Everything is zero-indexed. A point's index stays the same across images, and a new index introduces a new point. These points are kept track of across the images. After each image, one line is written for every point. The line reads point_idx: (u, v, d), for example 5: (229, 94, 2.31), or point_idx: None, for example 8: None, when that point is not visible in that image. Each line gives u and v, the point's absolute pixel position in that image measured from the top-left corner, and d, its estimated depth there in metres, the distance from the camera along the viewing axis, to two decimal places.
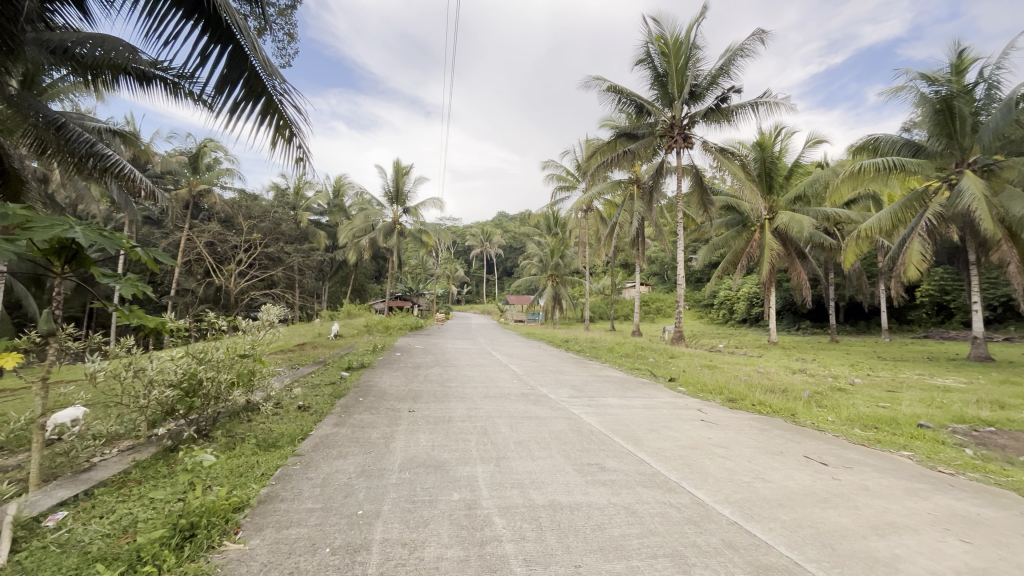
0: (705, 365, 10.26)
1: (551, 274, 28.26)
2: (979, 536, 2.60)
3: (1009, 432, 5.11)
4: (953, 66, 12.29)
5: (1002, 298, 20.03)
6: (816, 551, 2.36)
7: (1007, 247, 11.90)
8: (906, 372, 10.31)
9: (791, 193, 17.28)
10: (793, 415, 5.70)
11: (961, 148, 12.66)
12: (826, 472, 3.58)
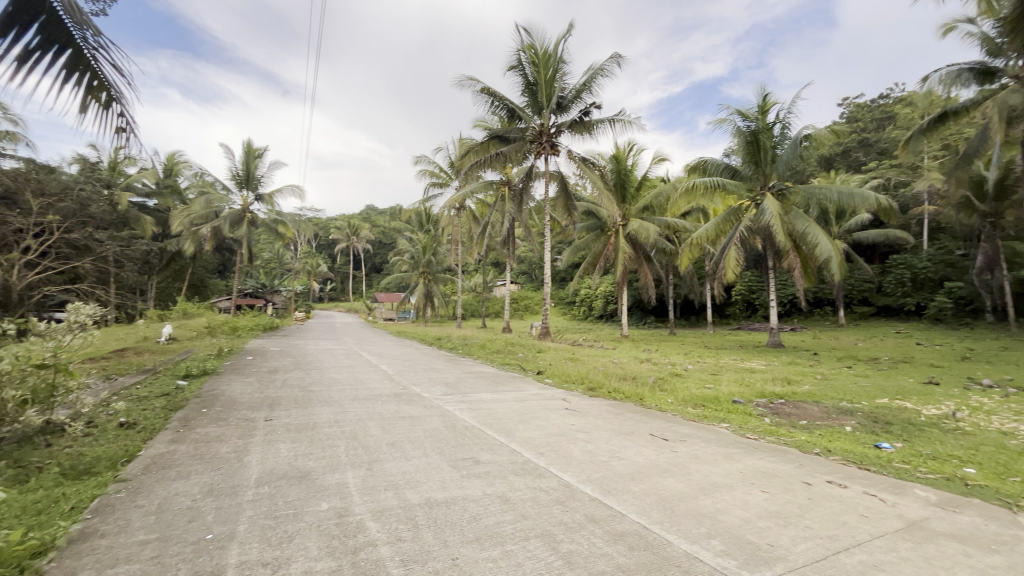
0: (568, 358, 11.10)
1: (423, 271, 27.81)
2: (773, 486, 3.27)
3: (793, 402, 6.49)
4: (759, 106, 15.03)
5: (789, 297, 25.18)
6: (660, 515, 2.73)
7: (792, 256, 14.89)
8: (724, 358, 12.34)
9: (640, 203, 19.50)
10: (642, 399, 6.49)
11: (764, 174, 15.56)
12: (666, 446, 4.14)
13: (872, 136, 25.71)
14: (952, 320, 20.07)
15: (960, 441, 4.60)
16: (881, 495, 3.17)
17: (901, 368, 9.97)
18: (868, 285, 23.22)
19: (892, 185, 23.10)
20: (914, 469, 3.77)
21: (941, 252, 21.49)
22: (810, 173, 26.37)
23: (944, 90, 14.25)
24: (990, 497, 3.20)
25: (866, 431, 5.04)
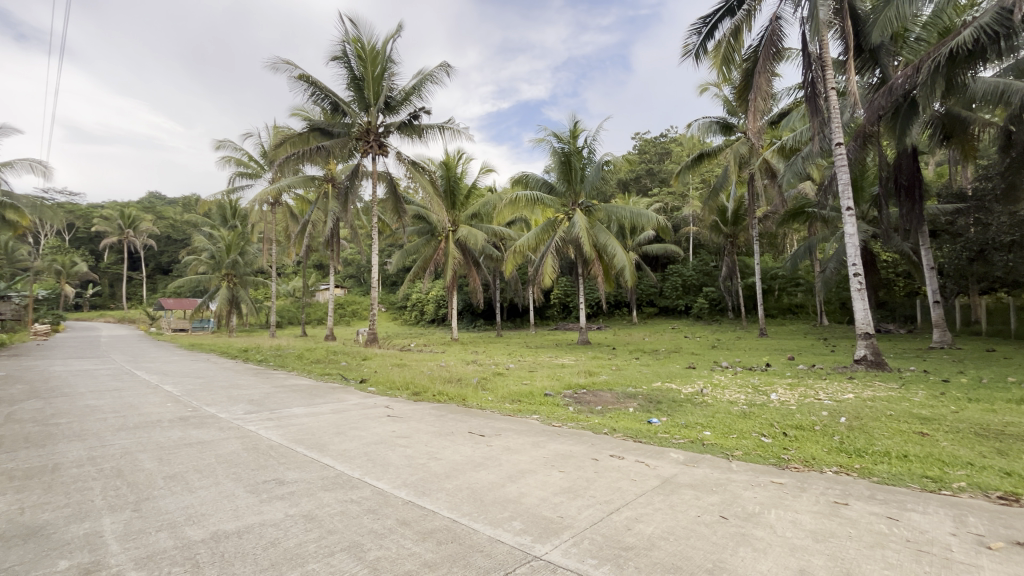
0: (395, 364, 10.86)
1: (226, 273, 24.01)
2: (569, 465, 3.74)
3: (592, 390, 7.51)
4: (571, 131, 16.98)
5: (596, 300, 28.93)
6: (470, 507, 2.89)
7: (596, 265, 17.07)
8: (542, 356, 13.57)
9: (469, 211, 20.22)
10: (464, 399, 6.76)
11: (574, 192, 17.58)
12: (483, 442, 4.39)
13: (656, 166, 31.27)
14: (707, 317, 25.61)
15: (702, 411, 5.91)
16: (647, 461, 3.89)
17: (672, 357, 12.32)
18: (653, 290, 28.09)
19: (669, 209, 28.43)
20: (672, 436, 4.71)
21: (700, 264, 27.23)
22: (611, 193, 30.77)
23: (701, 136, 18.18)
24: (717, 451, 4.19)
25: (643, 410, 6.10)
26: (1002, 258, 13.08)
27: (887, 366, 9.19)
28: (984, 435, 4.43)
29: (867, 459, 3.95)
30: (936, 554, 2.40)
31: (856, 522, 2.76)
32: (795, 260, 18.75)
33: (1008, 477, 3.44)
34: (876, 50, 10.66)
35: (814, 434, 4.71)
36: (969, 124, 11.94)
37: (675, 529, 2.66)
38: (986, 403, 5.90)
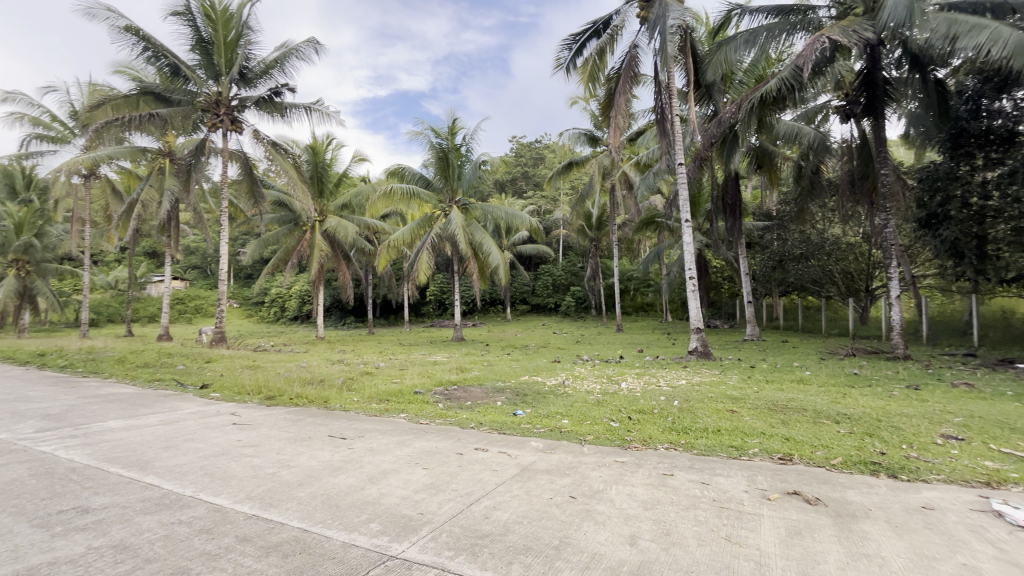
0: (247, 365, 9.78)
1: (15, 258, 19.14)
2: (433, 461, 3.75)
3: (462, 387, 7.60)
4: (449, 127, 16.90)
5: (471, 297, 29.32)
6: (324, 514, 2.74)
7: (471, 263, 17.16)
8: (415, 354, 13.35)
9: (339, 200, 18.94)
10: (326, 401, 6.34)
11: (451, 188, 17.53)
12: (343, 445, 4.17)
13: (531, 170, 32.75)
14: (573, 314, 27.68)
15: (562, 401, 6.36)
16: (509, 451, 4.07)
17: (540, 352, 13.03)
18: (526, 288, 29.44)
19: (541, 211, 29.98)
20: (534, 427, 4.98)
21: (568, 264, 29.19)
22: (488, 193, 31.42)
23: (571, 145, 19.50)
24: (572, 437, 4.55)
25: (510, 403, 6.36)
26: (794, 267, 16.26)
27: (712, 355, 10.81)
28: (773, 409, 5.48)
29: (690, 435, 4.62)
30: (733, 508, 2.92)
31: (678, 489, 3.23)
32: (647, 263, 21.11)
33: (787, 441, 4.32)
34: (711, 87, 12.43)
35: (653, 416, 5.37)
36: (774, 158, 14.60)
37: (529, 513, 2.83)
38: (777, 383, 7.32)
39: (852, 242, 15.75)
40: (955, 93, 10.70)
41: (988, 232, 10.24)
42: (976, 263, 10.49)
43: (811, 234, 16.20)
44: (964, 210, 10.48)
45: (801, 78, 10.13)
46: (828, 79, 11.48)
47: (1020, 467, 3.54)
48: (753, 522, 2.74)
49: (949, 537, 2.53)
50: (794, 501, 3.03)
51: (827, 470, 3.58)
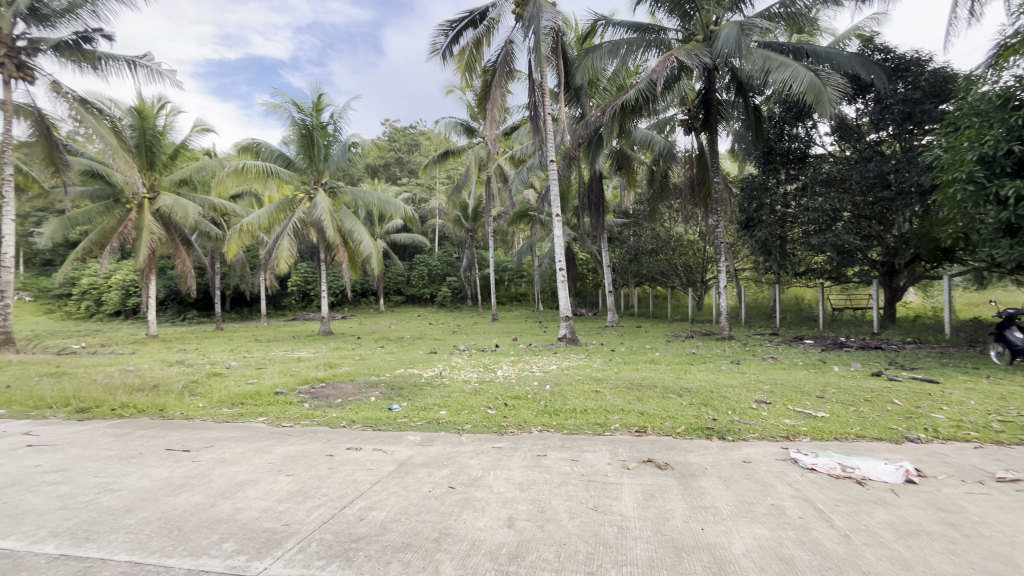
0: (49, 372, 7.93)
1: None
2: (299, 466, 3.44)
3: (331, 383, 7.11)
4: (314, 103, 15.46)
5: (340, 288, 27.55)
6: (161, 541, 2.35)
7: (340, 251, 16.03)
8: (274, 350, 12.09)
9: (176, 175, 16.20)
10: (162, 409, 5.43)
11: (317, 170, 16.13)
12: (186, 458, 3.60)
13: (405, 156, 31.70)
14: (449, 305, 27.70)
15: (440, 392, 6.32)
16: (384, 448, 3.90)
17: (415, 343, 12.77)
18: (400, 279, 28.58)
19: (417, 199, 29.32)
20: (411, 420, 4.87)
21: (444, 255, 29.00)
22: (359, 177, 29.65)
23: (447, 134, 19.30)
24: (450, 427, 4.54)
25: (384, 397, 6.14)
26: (647, 261, 18.38)
27: (579, 341, 11.67)
28: (630, 387, 6.12)
29: (561, 416, 4.94)
30: (598, 480, 3.19)
31: (550, 468, 3.42)
32: (521, 255, 21.91)
33: (642, 415, 4.85)
34: (579, 90, 13.23)
35: (527, 401, 5.62)
36: (631, 162, 16.13)
37: (407, 508, 2.76)
38: (632, 364, 8.20)
39: (691, 240, 18.22)
40: (766, 119, 12.93)
41: (787, 234, 12.63)
42: (779, 260, 12.91)
43: (660, 231, 18.41)
44: (772, 215, 12.79)
45: (654, 91, 11.33)
46: (675, 95, 13.00)
47: (807, 422, 4.46)
48: (616, 490, 3.02)
49: (762, 484, 3.08)
50: (648, 467, 3.42)
51: (673, 438, 4.10)
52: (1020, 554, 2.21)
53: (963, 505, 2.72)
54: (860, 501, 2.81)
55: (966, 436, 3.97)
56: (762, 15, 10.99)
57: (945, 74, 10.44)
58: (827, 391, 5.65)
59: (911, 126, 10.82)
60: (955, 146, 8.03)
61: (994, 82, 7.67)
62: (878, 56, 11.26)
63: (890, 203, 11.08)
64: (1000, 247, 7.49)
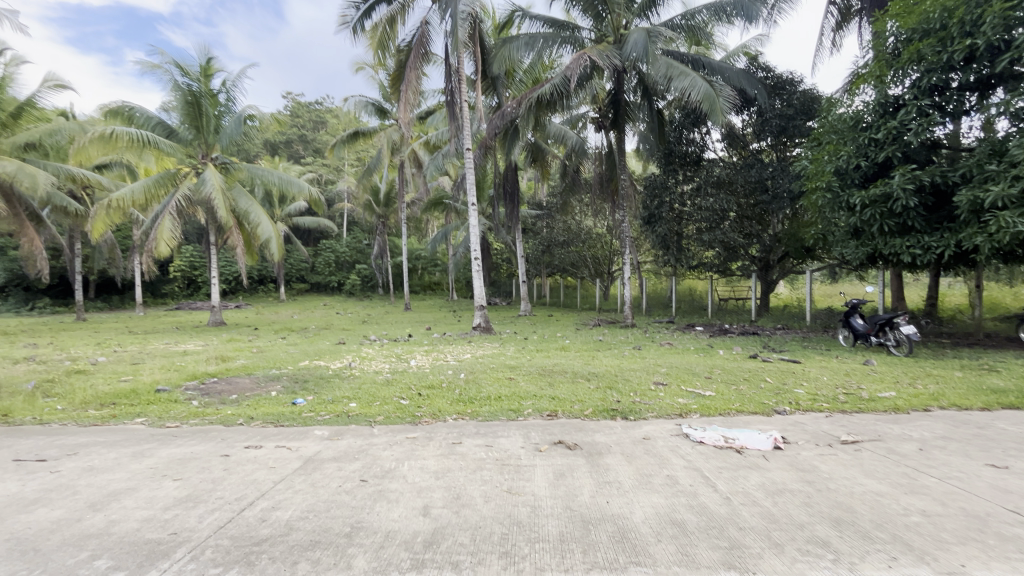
0: None
1: None
2: (188, 470, 3.12)
3: (225, 378, 6.51)
4: (202, 67, 13.78)
5: (234, 274, 25.14)
6: (12, 566, 2.01)
7: (234, 233, 14.59)
8: (153, 343, 10.72)
9: (19, 138, 13.59)
10: (6, 415, 4.59)
11: (206, 143, 14.46)
12: (41, 470, 3.09)
13: (310, 133, 29.54)
14: (359, 293, 26.53)
15: (350, 384, 6.07)
16: (288, 444, 3.67)
17: (321, 334, 12.06)
18: (304, 265, 26.78)
19: (322, 180, 27.56)
20: (317, 414, 4.62)
21: (353, 241, 27.60)
22: (256, 154, 27.09)
23: (357, 114, 18.32)
24: (361, 420, 4.39)
25: (287, 391, 5.75)
26: (559, 252, 19.17)
27: (493, 330, 11.81)
28: (542, 374, 6.35)
29: (475, 403, 5.00)
30: (512, 464, 3.28)
31: (465, 455, 3.45)
32: (435, 244, 21.54)
33: (553, 400, 5.05)
34: (497, 79, 13.21)
35: (441, 390, 5.58)
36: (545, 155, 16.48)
37: (315, 506, 2.63)
38: (544, 351, 8.51)
39: (600, 233, 19.20)
40: (668, 123, 13.96)
41: (683, 230, 13.76)
42: (675, 254, 14.10)
43: (571, 224, 19.16)
44: (670, 212, 13.92)
45: (568, 88, 11.67)
46: (587, 93, 13.48)
47: (697, 400, 4.96)
48: (528, 472, 3.13)
49: (658, 457, 3.37)
50: (559, 449, 3.58)
51: (582, 420, 4.34)
52: (857, 502, 2.65)
53: (817, 465, 3.21)
54: (739, 467, 3.19)
55: (820, 407, 4.67)
56: (667, 24, 11.76)
57: (812, 95, 12.07)
58: (714, 372, 6.32)
59: (785, 138, 12.33)
60: (819, 158, 9.26)
61: (849, 105, 8.95)
62: (761, 73, 12.65)
63: (767, 206, 12.56)
64: (850, 247, 8.80)
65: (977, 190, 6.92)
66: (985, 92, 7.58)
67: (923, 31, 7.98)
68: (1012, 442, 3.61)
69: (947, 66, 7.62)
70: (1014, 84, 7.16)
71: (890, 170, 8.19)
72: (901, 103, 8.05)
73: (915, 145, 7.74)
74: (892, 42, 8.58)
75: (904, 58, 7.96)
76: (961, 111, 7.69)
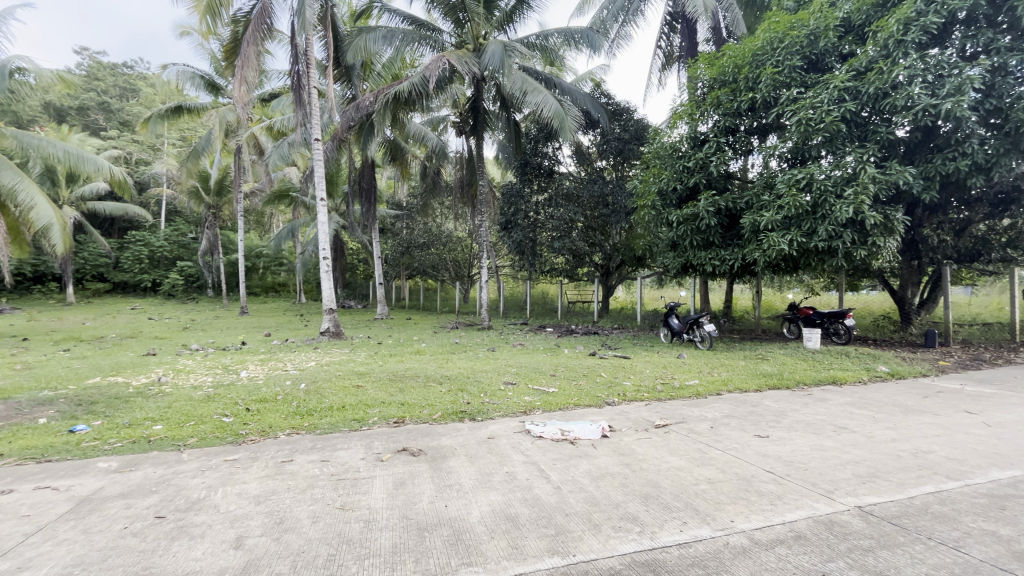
0: None
1: None
2: None
3: None
4: None
5: None
6: None
7: None
8: None
9: None
10: None
11: None
12: None
13: (114, 102, 24.43)
14: (181, 295, 22.70)
15: (156, 403, 5.11)
16: (55, 484, 2.93)
17: (123, 344, 10.00)
18: (104, 261, 22.03)
19: (131, 160, 23.07)
20: (105, 442, 3.79)
21: (174, 234, 23.51)
22: (32, 119, 21.53)
23: (180, 85, 15.71)
24: (167, 445, 3.72)
25: (64, 417, 4.63)
26: (418, 254, 18.86)
27: (343, 335, 11.08)
28: (393, 379, 6.11)
29: (314, 416, 4.59)
30: (349, 477, 3.07)
31: (295, 473, 3.14)
32: (280, 241, 19.52)
33: (402, 406, 4.89)
34: (351, 69, 12.63)
35: (276, 404, 5.01)
36: (405, 154, 16.05)
37: (83, 557, 2.13)
38: (397, 355, 8.28)
39: (460, 237, 19.43)
40: (524, 135, 14.75)
41: (537, 237, 14.58)
42: (529, 260, 14.98)
43: (431, 226, 19.01)
44: (526, 220, 14.74)
45: (427, 88, 11.54)
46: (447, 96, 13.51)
47: (541, 397, 5.27)
48: (366, 485, 2.95)
49: (500, 455, 3.48)
50: (402, 456, 3.47)
51: (429, 424, 4.29)
52: (661, 478, 3.05)
53: (634, 448, 3.63)
54: (571, 457, 3.44)
55: (642, 397, 5.32)
56: (522, 41, 12.38)
57: (643, 124, 13.84)
58: (558, 370, 6.81)
59: (623, 159, 13.86)
60: (646, 179, 10.63)
61: (669, 136, 10.47)
62: (604, 100, 14.07)
63: (608, 219, 13.98)
64: (669, 257, 10.27)
65: (756, 215, 8.62)
66: (763, 137, 9.48)
67: (722, 82, 9.72)
68: (773, 415, 4.54)
69: (737, 113, 9.35)
70: (780, 133, 9.07)
71: (698, 194, 9.75)
72: (706, 139, 9.66)
73: (715, 175, 9.33)
74: (701, 87, 10.25)
75: (709, 101, 9.56)
76: (746, 150, 9.50)
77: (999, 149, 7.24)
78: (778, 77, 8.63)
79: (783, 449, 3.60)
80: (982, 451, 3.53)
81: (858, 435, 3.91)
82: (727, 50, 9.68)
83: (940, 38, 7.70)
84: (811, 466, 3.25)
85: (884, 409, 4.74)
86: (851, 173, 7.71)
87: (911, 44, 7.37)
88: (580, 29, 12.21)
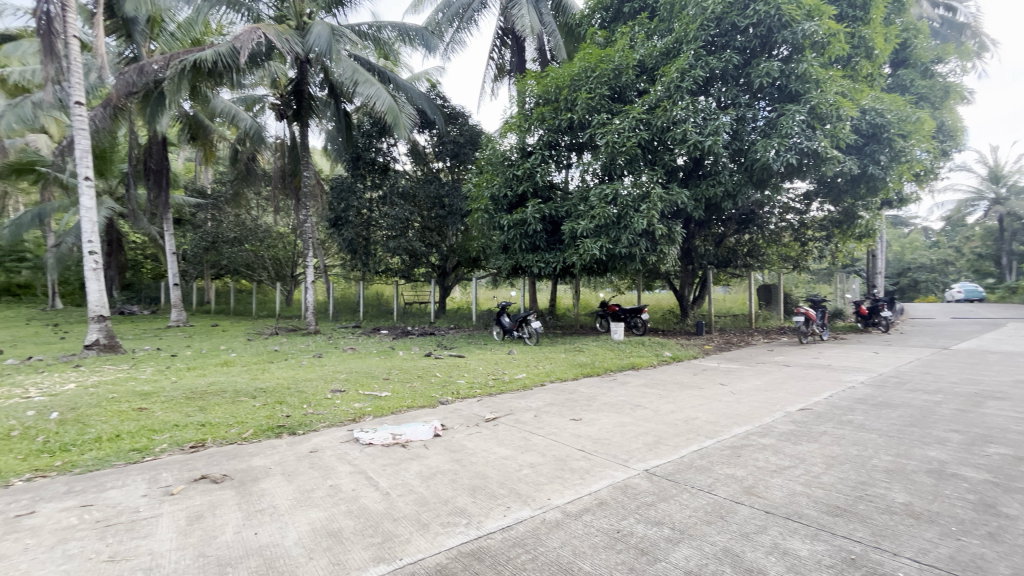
0: None
1: None
2: None
3: None
4: None
5: None
6: None
7: None
8: None
9: None
10: None
11: None
12: None
13: None
14: None
15: None
16: None
17: None
18: None
19: None
20: None
21: None
22: None
23: None
24: None
25: None
26: (227, 250, 16.39)
27: (120, 348, 9.01)
28: (190, 398, 5.18)
29: (72, 452, 3.63)
30: (123, 521, 2.50)
31: (39, 528, 2.43)
32: (18, 229, 14.95)
33: (202, 428, 4.17)
34: (132, 23, 10.52)
35: (8, 442, 3.81)
36: (209, 133, 13.81)
37: None
38: (198, 369, 7.05)
39: (281, 232, 17.48)
40: (355, 127, 14.01)
41: (370, 236, 14.04)
42: (362, 259, 14.28)
43: (244, 219, 16.71)
44: (358, 217, 14.05)
45: (237, 62, 10.09)
46: (264, 73, 12.04)
47: (372, 403, 5.05)
48: (148, 526, 2.45)
49: (324, 469, 3.23)
50: (199, 486, 2.96)
51: (236, 446, 3.74)
52: (489, 469, 3.19)
53: (464, 444, 3.73)
54: (402, 461, 3.38)
55: (474, 394, 5.50)
56: (353, 29, 11.74)
57: (477, 131, 14.31)
58: (391, 373, 6.62)
59: (458, 162, 14.15)
60: (480, 184, 11.07)
61: (500, 144, 11.07)
62: (439, 101, 14.19)
63: (444, 220, 14.07)
64: (501, 259, 10.85)
65: (574, 222, 9.63)
66: (579, 154, 10.66)
67: (546, 100, 10.64)
68: (586, 400, 5.14)
69: (558, 130, 10.36)
70: (593, 152, 10.33)
71: (525, 200, 10.49)
72: (532, 151, 10.49)
73: (540, 184, 10.18)
74: (529, 101, 11.09)
75: (535, 116, 10.39)
76: (566, 164, 10.58)
77: (740, 181, 9.40)
78: (591, 102, 9.79)
79: (592, 428, 4.10)
80: (728, 413, 4.54)
81: (648, 411, 4.67)
82: (551, 71, 10.61)
83: (705, 89, 9.69)
84: (613, 441, 3.77)
85: (667, 387, 5.76)
86: (644, 192, 9.17)
87: (685, 90, 9.09)
88: (415, 27, 12.01)
